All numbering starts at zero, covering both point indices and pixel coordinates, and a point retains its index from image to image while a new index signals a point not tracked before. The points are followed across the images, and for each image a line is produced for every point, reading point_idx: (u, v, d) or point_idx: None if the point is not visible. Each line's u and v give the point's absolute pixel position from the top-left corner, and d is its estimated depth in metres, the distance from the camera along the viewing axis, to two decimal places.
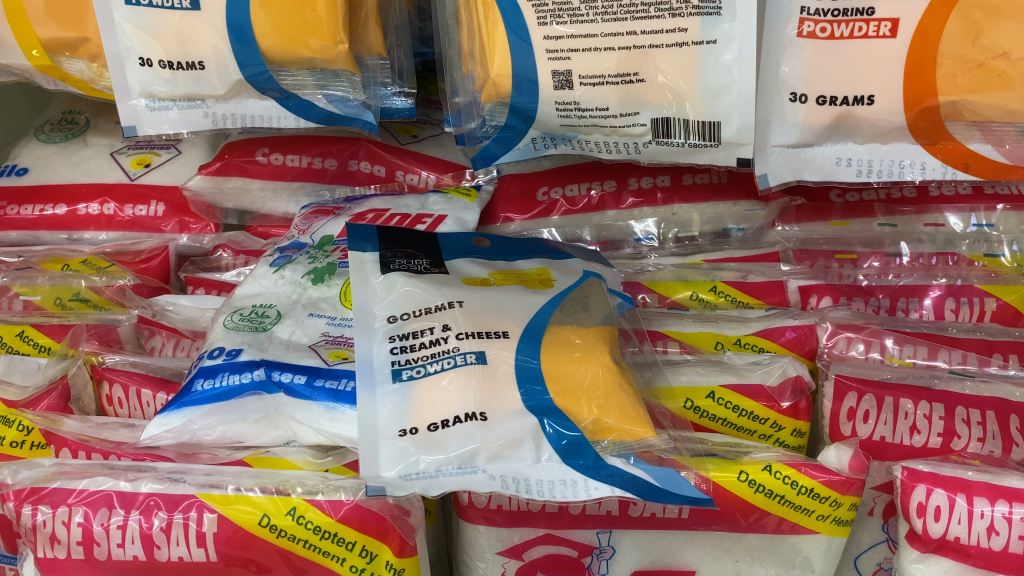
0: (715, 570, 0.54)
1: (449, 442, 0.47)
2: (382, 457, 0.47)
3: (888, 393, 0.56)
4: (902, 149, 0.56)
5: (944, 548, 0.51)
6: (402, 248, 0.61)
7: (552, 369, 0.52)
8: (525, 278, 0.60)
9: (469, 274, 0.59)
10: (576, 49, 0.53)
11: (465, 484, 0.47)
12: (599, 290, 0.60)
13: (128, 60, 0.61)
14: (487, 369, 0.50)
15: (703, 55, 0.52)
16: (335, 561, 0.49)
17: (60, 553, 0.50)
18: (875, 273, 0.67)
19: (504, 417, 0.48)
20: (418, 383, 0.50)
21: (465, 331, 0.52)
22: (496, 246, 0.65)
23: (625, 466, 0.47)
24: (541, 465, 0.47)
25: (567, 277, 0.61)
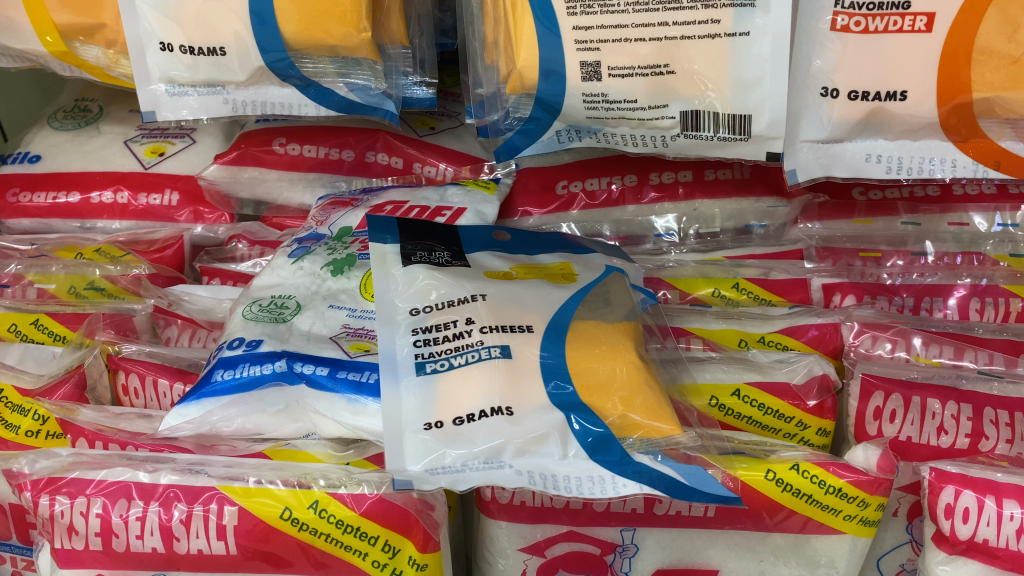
0: (739, 570, 0.53)
1: (475, 436, 0.46)
2: (407, 451, 0.46)
3: (916, 393, 0.56)
4: (933, 146, 0.55)
5: (972, 550, 0.51)
6: (424, 241, 0.60)
7: (577, 366, 0.51)
8: (547, 272, 0.59)
9: (491, 267, 0.58)
10: (606, 39, 0.52)
11: (492, 478, 0.46)
12: (621, 286, 0.60)
13: (148, 45, 0.61)
14: (512, 364, 0.50)
15: (735, 47, 0.51)
16: (357, 557, 0.48)
17: (78, 544, 0.49)
18: (899, 271, 0.66)
19: (530, 412, 0.48)
20: (444, 376, 0.49)
21: (489, 324, 0.52)
22: (517, 240, 0.64)
23: (652, 463, 0.47)
24: (567, 461, 0.46)
25: (590, 272, 0.60)
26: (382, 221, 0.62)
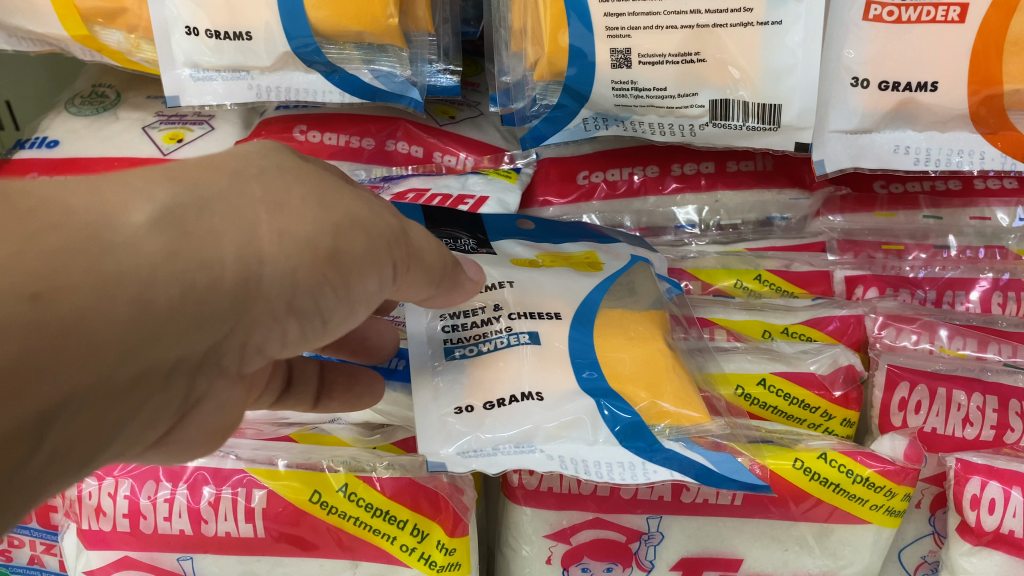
0: (764, 559, 0.53)
1: (507, 421, 0.47)
2: (439, 435, 0.47)
3: (941, 385, 0.56)
4: (961, 137, 0.55)
5: (998, 541, 0.51)
6: (448, 229, 0.60)
7: (606, 353, 0.51)
8: (572, 261, 0.59)
9: (516, 254, 0.58)
10: (637, 26, 0.52)
11: (525, 462, 0.46)
12: (645, 276, 0.59)
13: (174, 29, 0.61)
14: (542, 350, 0.50)
15: (767, 35, 0.51)
16: (385, 540, 0.49)
17: (106, 525, 0.49)
18: (921, 264, 0.67)
19: (562, 397, 0.48)
20: (473, 360, 0.49)
21: (518, 311, 0.52)
22: (541, 229, 0.64)
23: (682, 450, 0.47)
24: (597, 447, 0.46)
25: (616, 261, 0.60)
26: (407, 208, 0.62)
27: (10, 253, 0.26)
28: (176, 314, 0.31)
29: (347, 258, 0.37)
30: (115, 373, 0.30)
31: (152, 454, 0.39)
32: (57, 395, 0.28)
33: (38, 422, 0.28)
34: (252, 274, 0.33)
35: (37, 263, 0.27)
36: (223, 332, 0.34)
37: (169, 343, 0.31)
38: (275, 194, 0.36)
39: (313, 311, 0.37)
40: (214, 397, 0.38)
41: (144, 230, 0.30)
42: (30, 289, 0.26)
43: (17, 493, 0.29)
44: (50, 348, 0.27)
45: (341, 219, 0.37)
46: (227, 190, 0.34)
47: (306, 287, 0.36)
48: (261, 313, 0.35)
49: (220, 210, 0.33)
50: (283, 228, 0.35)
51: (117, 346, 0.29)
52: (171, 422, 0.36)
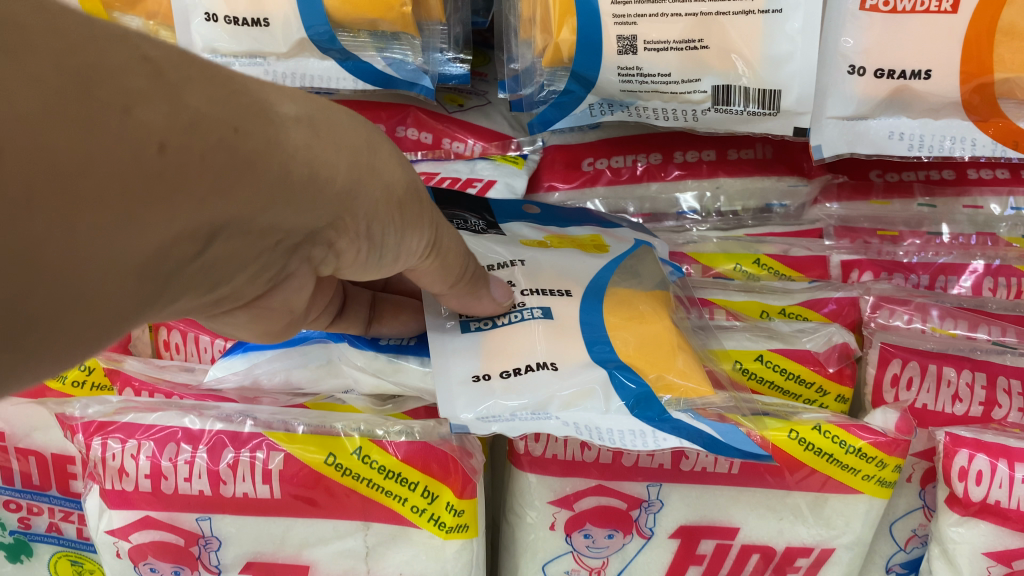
0: (760, 528, 0.55)
1: (523, 389, 0.48)
2: (459, 400, 0.48)
3: (932, 362, 0.58)
4: (954, 125, 0.57)
5: (985, 512, 0.53)
6: (457, 211, 0.62)
7: (614, 330, 0.53)
8: (579, 242, 0.61)
9: (524, 236, 0.60)
10: (643, 14, 0.54)
11: (540, 426, 0.47)
12: (650, 259, 0.61)
13: (193, 15, 0.60)
14: (552, 323, 0.52)
15: (768, 23, 0.53)
16: (397, 502, 0.51)
17: (129, 486, 0.51)
18: (915, 249, 0.69)
19: (575, 368, 0.49)
20: (489, 333, 0.51)
21: (530, 287, 0.54)
22: (547, 214, 0.65)
23: (690, 420, 0.47)
24: (609, 415, 0.47)
25: (622, 245, 0.62)
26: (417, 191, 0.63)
27: (220, 92, 0.28)
28: (304, 195, 0.33)
29: (410, 211, 0.41)
30: (257, 221, 0.32)
31: (235, 315, 0.42)
32: (226, 216, 0.30)
33: (207, 232, 0.29)
34: (350, 197, 0.36)
35: (234, 106, 0.28)
36: (315, 227, 0.36)
37: (291, 217, 0.33)
38: (373, 136, 0.38)
39: (378, 242, 0.40)
40: (290, 282, 0.40)
41: (291, 118, 0.32)
42: (232, 124, 0.28)
43: (166, 295, 0.30)
44: (237, 176, 0.29)
45: (407, 185, 0.40)
46: (345, 117, 0.36)
47: (381, 219, 0.39)
48: (348, 225, 0.38)
49: (342, 127, 0.36)
50: (377, 165, 0.38)
51: (269, 201, 0.31)
52: (263, 286, 0.38)
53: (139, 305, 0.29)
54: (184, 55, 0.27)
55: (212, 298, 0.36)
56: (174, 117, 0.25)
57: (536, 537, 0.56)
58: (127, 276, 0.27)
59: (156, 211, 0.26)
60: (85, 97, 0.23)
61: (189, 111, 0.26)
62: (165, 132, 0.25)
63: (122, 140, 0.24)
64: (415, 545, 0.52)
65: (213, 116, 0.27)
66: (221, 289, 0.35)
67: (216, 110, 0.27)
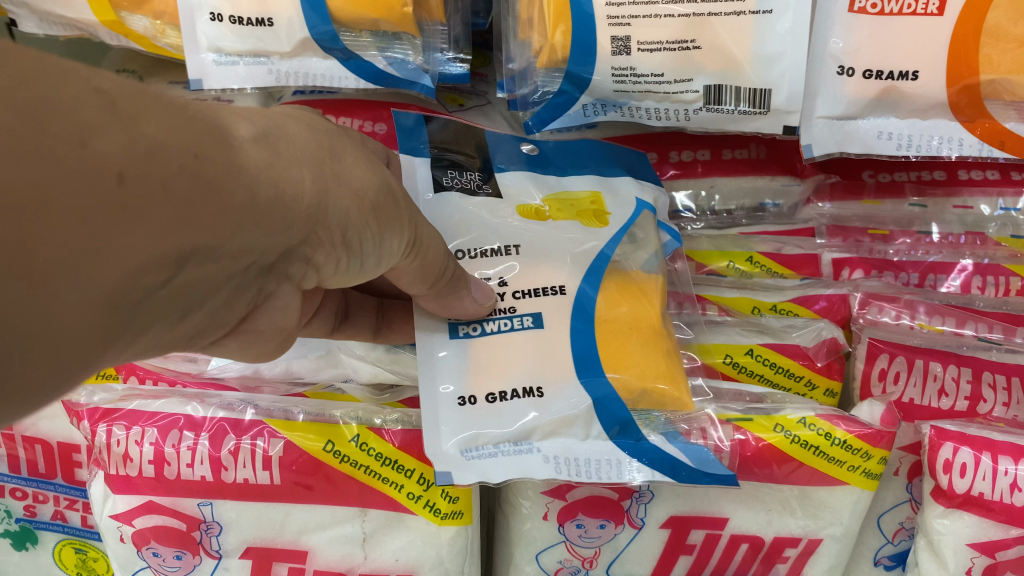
0: (748, 519, 0.56)
1: (508, 417, 0.49)
2: (443, 430, 0.49)
3: (919, 357, 0.60)
4: (940, 125, 0.58)
5: (968, 503, 0.54)
6: (456, 152, 0.60)
7: (602, 326, 0.53)
8: (578, 209, 0.59)
9: (522, 201, 0.58)
10: (636, 15, 0.56)
11: (524, 464, 0.48)
12: (648, 229, 0.60)
13: (199, 14, 0.60)
14: (543, 335, 0.51)
15: (759, 23, 0.55)
16: (393, 489, 0.53)
17: (132, 471, 0.52)
18: (906, 248, 0.70)
19: (561, 392, 0.50)
20: (476, 342, 0.51)
21: (522, 288, 0.53)
22: (551, 151, 0.64)
23: (661, 444, 0.50)
24: (587, 443, 0.50)
25: (622, 211, 0.60)
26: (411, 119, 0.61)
27: (175, 121, 0.30)
28: (272, 212, 0.35)
29: (385, 214, 0.42)
30: (229, 245, 0.34)
31: (226, 344, 0.44)
32: (193, 245, 0.31)
33: (176, 260, 0.31)
34: (320, 207, 0.38)
35: (192, 134, 0.31)
36: (292, 242, 0.38)
37: (262, 237, 0.35)
38: (336, 146, 0.40)
39: (358, 250, 0.41)
40: (277, 299, 0.42)
41: (248, 140, 0.34)
42: (192, 149, 0.30)
43: (139, 325, 0.32)
44: (201, 201, 0.31)
45: (378, 186, 0.41)
46: (302, 132, 0.38)
47: (356, 226, 0.40)
48: (323, 238, 0.39)
49: (300, 142, 0.38)
50: (342, 173, 0.39)
51: (237, 221, 0.33)
52: (245, 311, 0.40)
53: (113, 336, 0.31)
54: (140, 91, 0.30)
55: (191, 329, 0.37)
56: (131, 146, 0.28)
57: (531, 527, 0.58)
58: (95, 304, 0.29)
59: (118, 240, 0.28)
60: (40, 131, 0.25)
61: (146, 140, 0.28)
62: (123, 162, 0.27)
63: (79, 171, 0.26)
64: (411, 531, 0.53)
65: (170, 142, 0.29)
66: (197, 318, 0.37)
67: (174, 138, 0.30)
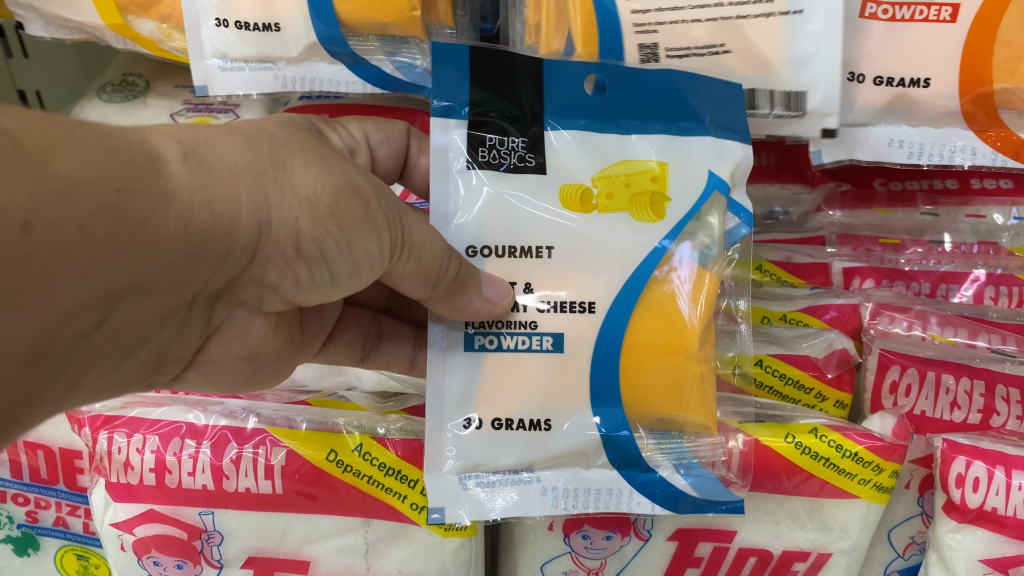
0: (756, 532, 0.55)
1: (513, 445, 0.47)
2: (444, 450, 0.47)
3: (930, 368, 0.59)
4: (954, 133, 0.57)
5: (981, 518, 0.53)
6: (501, 107, 0.48)
7: (635, 341, 0.47)
8: (632, 191, 0.48)
9: (569, 179, 0.47)
10: (663, 22, 0.53)
11: (520, 498, 0.48)
12: (713, 213, 0.49)
13: (204, 21, 0.59)
14: (562, 361, 0.47)
15: (790, 25, 0.53)
16: (397, 499, 0.52)
17: (133, 479, 0.52)
18: (917, 258, 0.69)
19: (570, 425, 0.47)
20: (488, 359, 0.47)
21: (551, 300, 0.47)
22: (618, 97, 0.49)
23: (670, 475, 0.49)
24: (592, 471, 0.48)
25: (687, 195, 0.48)
26: (451, 61, 0.47)
27: (94, 155, 0.31)
28: (208, 237, 0.35)
29: (348, 219, 0.39)
30: (162, 277, 0.35)
31: (189, 376, 0.46)
32: (124, 282, 0.33)
33: (106, 301, 0.33)
34: (264, 220, 0.37)
35: (116, 167, 0.31)
36: (240, 262, 0.38)
37: (199, 261, 0.36)
38: (283, 154, 0.39)
39: (320, 261, 0.40)
40: (234, 318, 0.44)
41: (177, 162, 0.34)
42: (114, 184, 0.31)
43: (76, 367, 0.34)
44: (125, 237, 0.31)
45: (337, 184, 0.39)
46: (241, 144, 0.38)
47: (313, 234, 0.39)
48: (272, 253, 0.39)
49: (237, 155, 0.37)
50: (288, 181, 0.38)
51: (166, 249, 0.33)
52: (199, 339, 0.43)
53: (45, 381, 0.33)
54: (55, 129, 0.30)
55: (144, 356, 0.40)
56: (42, 189, 0.28)
57: (535, 538, 0.57)
58: (21, 350, 0.30)
59: (38, 288, 0.29)
60: None
61: (59, 179, 0.29)
62: (30, 210, 0.28)
63: None
64: (414, 542, 0.53)
65: (89, 179, 0.30)
66: (140, 353, 0.39)
67: (92, 174, 0.30)
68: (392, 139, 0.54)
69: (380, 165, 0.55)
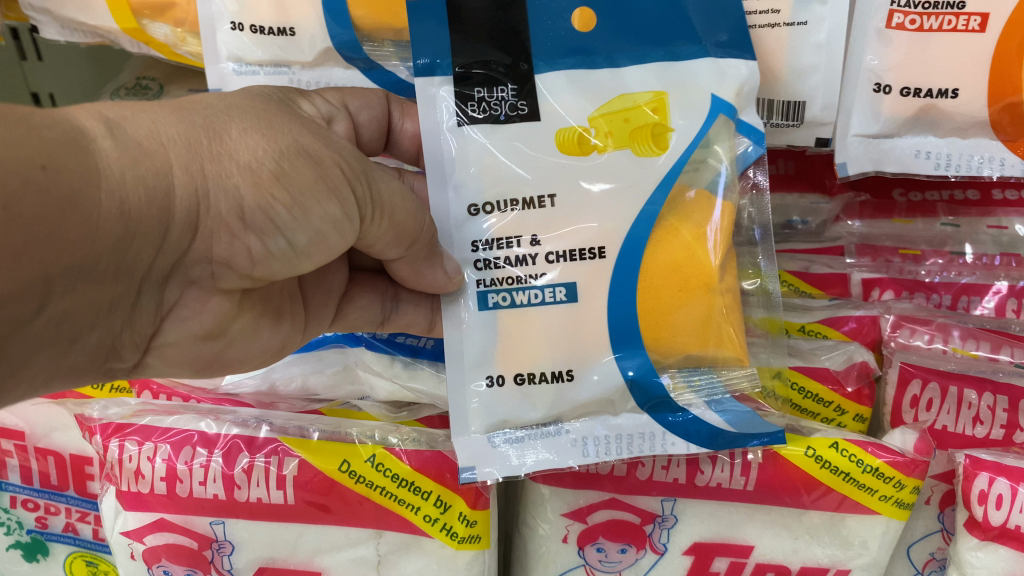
0: (774, 547, 0.54)
1: (538, 397, 0.49)
2: (471, 410, 0.49)
3: (952, 383, 0.58)
4: (981, 144, 0.56)
5: (1004, 536, 0.52)
6: (482, 55, 0.48)
7: (649, 276, 0.48)
8: (632, 127, 0.48)
9: (564, 123, 0.48)
10: None
11: (551, 451, 0.49)
12: (722, 138, 0.50)
13: (219, 24, 0.59)
14: (576, 310, 0.48)
15: (793, 36, 0.53)
16: (410, 511, 0.51)
17: (144, 488, 0.51)
18: (938, 268, 0.68)
19: (593, 370, 0.49)
20: (505, 314, 0.48)
21: (557, 250, 0.48)
22: (603, 32, 0.49)
23: (703, 412, 0.50)
24: (620, 418, 0.50)
25: (689, 122, 0.49)
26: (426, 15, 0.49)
27: (19, 134, 0.31)
28: (141, 211, 0.35)
29: (296, 182, 0.39)
30: (99, 259, 0.35)
31: (149, 361, 0.46)
32: (61, 267, 0.33)
33: (42, 287, 0.33)
34: (203, 189, 0.36)
35: (40, 145, 0.31)
36: (186, 240, 0.38)
37: (139, 240, 0.36)
38: (220, 122, 0.38)
39: (272, 230, 0.39)
40: (188, 298, 0.43)
41: (105, 137, 0.34)
42: (39, 162, 0.31)
43: (16, 353, 0.35)
44: (57, 215, 0.32)
45: (281, 148, 0.39)
46: (173, 115, 0.37)
47: (259, 201, 0.38)
48: (219, 226, 0.38)
49: (169, 126, 0.36)
50: (225, 150, 0.37)
51: (101, 228, 0.34)
52: (154, 322, 0.43)
53: None
54: None
55: (93, 342, 0.40)
56: None
57: (549, 550, 0.56)
58: None
59: None
60: None
61: None
62: None
63: None
64: (427, 555, 0.52)
65: (15, 159, 0.30)
66: (90, 339, 0.39)
67: (17, 152, 0.30)
68: (372, 104, 0.54)
69: (363, 131, 0.54)
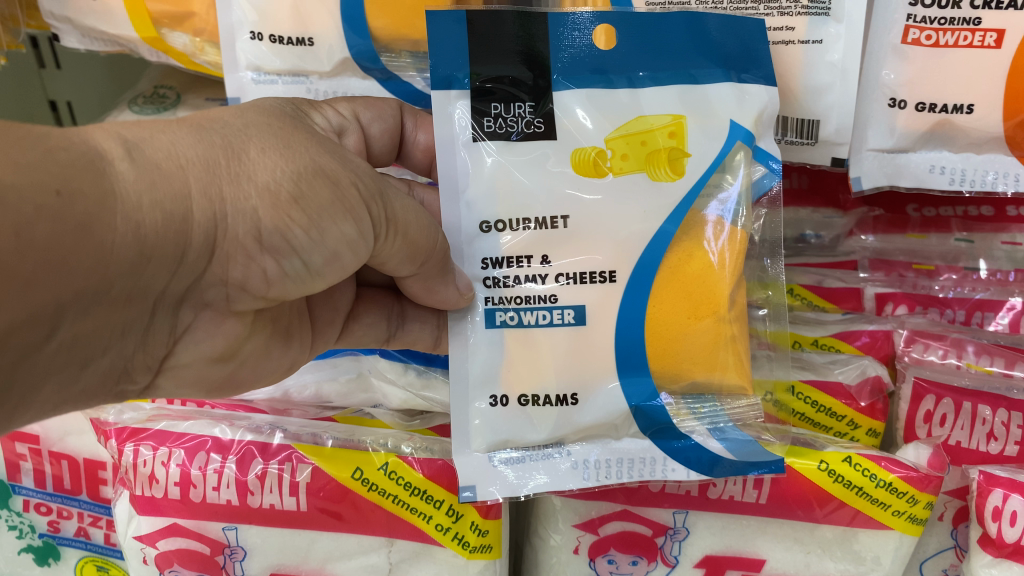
0: (786, 561, 0.54)
1: (540, 418, 0.49)
2: (472, 429, 0.49)
3: (967, 399, 0.59)
4: (995, 160, 0.56)
5: (1018, 554, 0.52)
6: (504, 70, 0.49)
7: (658, 302, 0.49)
8: (648, 151, 0.49)
9: (579, 145, 0.48)
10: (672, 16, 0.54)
11: (553, 472, 0.49)
12: (738, 165, 0.50)
13: (239, 34, 0.59)
14: (584, 333, 0.48)
15: (808, 54, 0.53)
16: (421, 519, 0.52)
17: (157, 493, 0.51)
18: (952, 284, 0.68)
19: (595, 394, 0.49)
20: (512, 333, 0.48)
21: (567, 272, 0.48)
22: (627, 47, 0.50)
23: (704, 440, 0.50)
24: (620, 442, 0.50)
25: (710, 146, 0.49)
26: (452, 24, 0.49)
27: (36, 160, 0.31)
28: (159, 234, 0.35)
29: (314, 203, 0.39)
30: (113, 284, 0.35)
31: (160, 384, 0.46)
32: (74, 292, 0.33)
33: (54, 313, 0.33)
34: (220, 212, 0.37)
35: (55, 169, 0.31)
36: (202, 263, 0.38)
37: (154, 265, 0.36)
38: (239, 142, 0.38)
39: (288, 251, 0.40)
40: (202, 321, 0.43)
41: (123, 159, 0.34)
42: (53, 187, 0.31)
43: (28, 378, 0.35)
44: (72, 242, 0.32)
45: (298, 167, 0.39)
46: (191, 134, 0.37)
47: (277, 222, 0.38)
48: (236, 248, 0.38)
49: (189, 147, 0.37)
50: (244, 171, 0.38)
51: (117, 254, 0.34)
52: (166, 347, 0.43)
53: None
54: None
55: (105, 367, 0.40)
56: None
57: (558, 560, 0.57)
58: None
59: None
60: None
61: None
62: None
63: None
64: (438, 563, 0.52)
65: (29, 186, 0.30)
66: (102, 362, 0.40)
67: (33, 179, 0.30)
68: (384, 116, 0.54)
69: (375, 143, 0.55)
